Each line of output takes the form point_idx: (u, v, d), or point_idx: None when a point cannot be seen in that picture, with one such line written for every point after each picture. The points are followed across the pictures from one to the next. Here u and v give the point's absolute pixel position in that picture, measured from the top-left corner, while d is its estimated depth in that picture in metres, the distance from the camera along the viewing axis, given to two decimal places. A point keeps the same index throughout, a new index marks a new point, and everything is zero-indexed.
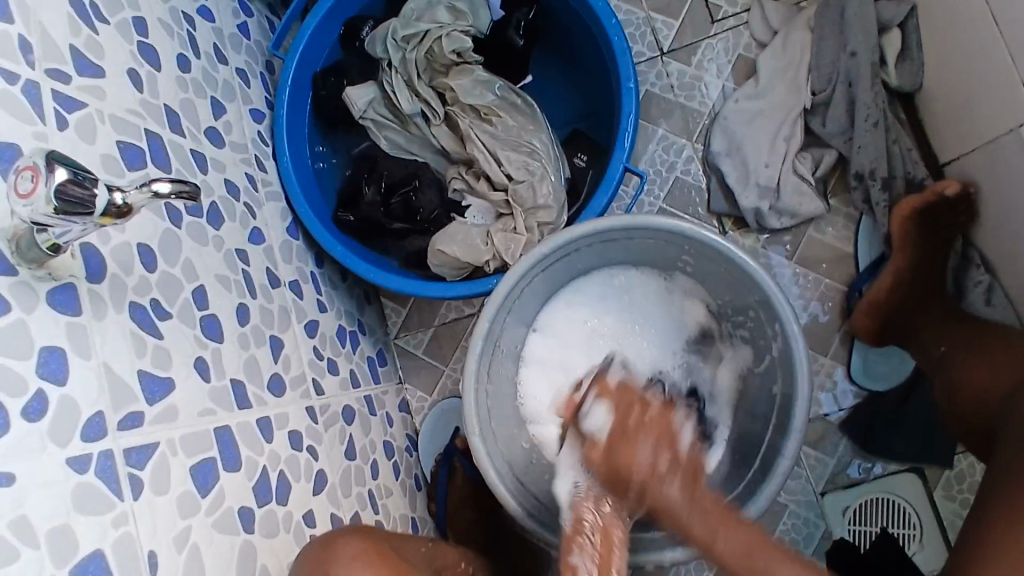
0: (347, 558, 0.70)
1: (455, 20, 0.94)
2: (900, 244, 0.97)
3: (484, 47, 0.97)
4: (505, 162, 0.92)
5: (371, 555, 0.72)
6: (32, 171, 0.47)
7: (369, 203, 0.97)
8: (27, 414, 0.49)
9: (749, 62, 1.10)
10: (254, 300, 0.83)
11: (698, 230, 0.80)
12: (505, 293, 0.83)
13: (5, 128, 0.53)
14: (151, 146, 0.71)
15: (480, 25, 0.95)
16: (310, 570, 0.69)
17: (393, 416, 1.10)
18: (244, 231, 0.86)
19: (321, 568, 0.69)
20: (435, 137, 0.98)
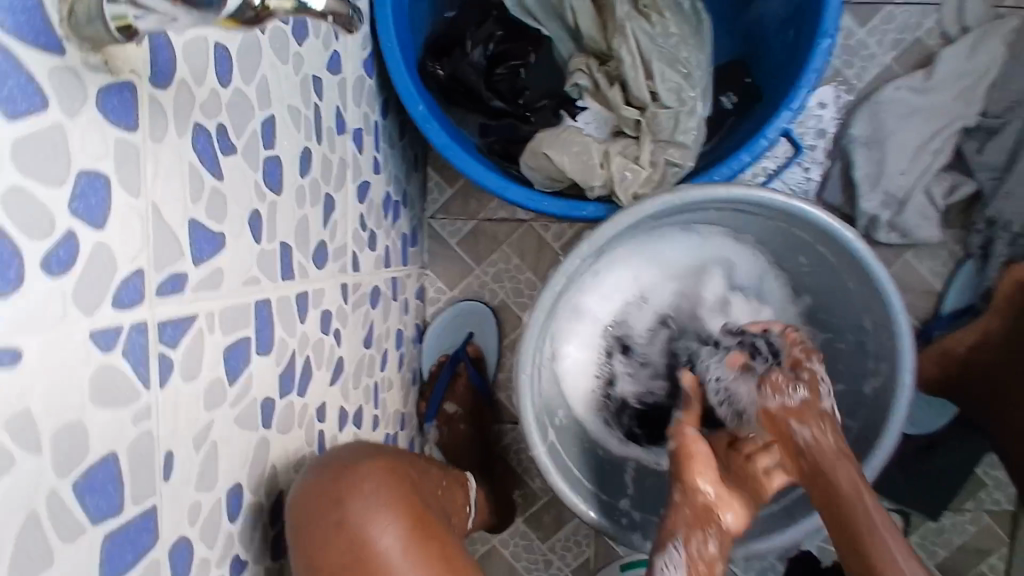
0: (362, 487, 0.56)
1: None
2: (1000, 307, 0.88)
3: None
4: (657, 78, 0.74)
5: (395, 493, 0.57)
6: None
7: (468, 62, 0.79)
8: (49, 264, 0.34)
9: (927, 45, 0.94)
10: (318, 147, 0.67)
11: (857, 242, 0.68)
12: (609, 233, 0.71)
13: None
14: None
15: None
16: (318, 501, 0.54)
17: (410, 303, 0.99)
18: (324, 54, 0.68)
19: (333, 506, 0.54)
20: (573, 11, 0.78)
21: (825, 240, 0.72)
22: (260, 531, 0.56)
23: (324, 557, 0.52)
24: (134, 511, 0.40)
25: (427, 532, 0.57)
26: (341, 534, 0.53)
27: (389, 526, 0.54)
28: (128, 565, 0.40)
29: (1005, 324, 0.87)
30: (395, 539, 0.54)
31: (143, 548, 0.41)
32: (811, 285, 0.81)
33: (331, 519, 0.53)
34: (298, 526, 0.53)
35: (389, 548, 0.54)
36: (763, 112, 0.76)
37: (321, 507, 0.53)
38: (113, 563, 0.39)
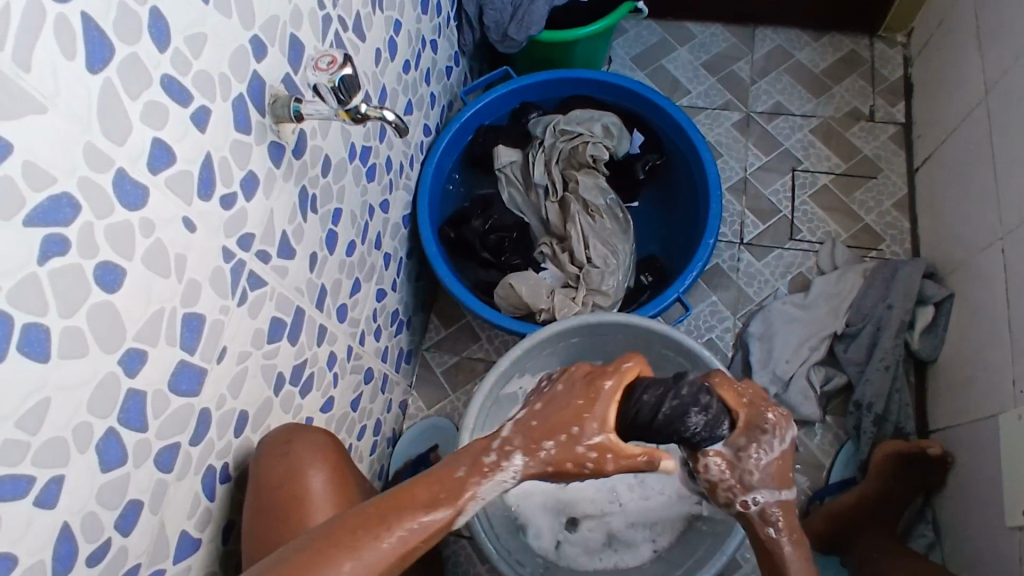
0: (305, 443, 0.72)
1: (604, 136, 1.19)
2: (873, 475, 1.08)
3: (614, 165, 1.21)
4: (592, 248, 1.11)
5: (329, 452, 0.73)
6: (332, 59, 0.69)
7: (472, 227, 1.17)
8: (222, 201, 0.66)
9: (805, 279, 1.30)
10: (362, 244, 1.01)
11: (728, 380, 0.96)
12: (538, 339, 1.00)
13: (303, 30, 0.76)
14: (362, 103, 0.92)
15: (618, 148, 1.20)
16: (273, 443, 0.71)
17: (393, 406, 1.22)
18: (381, 194, 1.06)
19: (281, 446, 0.71)
20: (546, 209, 1.19)
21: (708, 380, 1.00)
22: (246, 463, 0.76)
23: (264, 480, 0.68)
24: (197, 360, 0.65)
25: (345, 487, 0.73)
26: (280, 464, 0.69)
27: (317, 471, 0.70)
28: (182, 391, 0.63)
29: (877, 487, 1.06)
30: (320, 483, 0.70)
31: (191, 390, 0.65)
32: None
33: (278, 453, 0.70)
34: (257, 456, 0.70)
35: (314, 488, 0.69)
36: (666, 288, 1.11)
37: (273, 445, 0.71)
38: (177, 383, 0.63)
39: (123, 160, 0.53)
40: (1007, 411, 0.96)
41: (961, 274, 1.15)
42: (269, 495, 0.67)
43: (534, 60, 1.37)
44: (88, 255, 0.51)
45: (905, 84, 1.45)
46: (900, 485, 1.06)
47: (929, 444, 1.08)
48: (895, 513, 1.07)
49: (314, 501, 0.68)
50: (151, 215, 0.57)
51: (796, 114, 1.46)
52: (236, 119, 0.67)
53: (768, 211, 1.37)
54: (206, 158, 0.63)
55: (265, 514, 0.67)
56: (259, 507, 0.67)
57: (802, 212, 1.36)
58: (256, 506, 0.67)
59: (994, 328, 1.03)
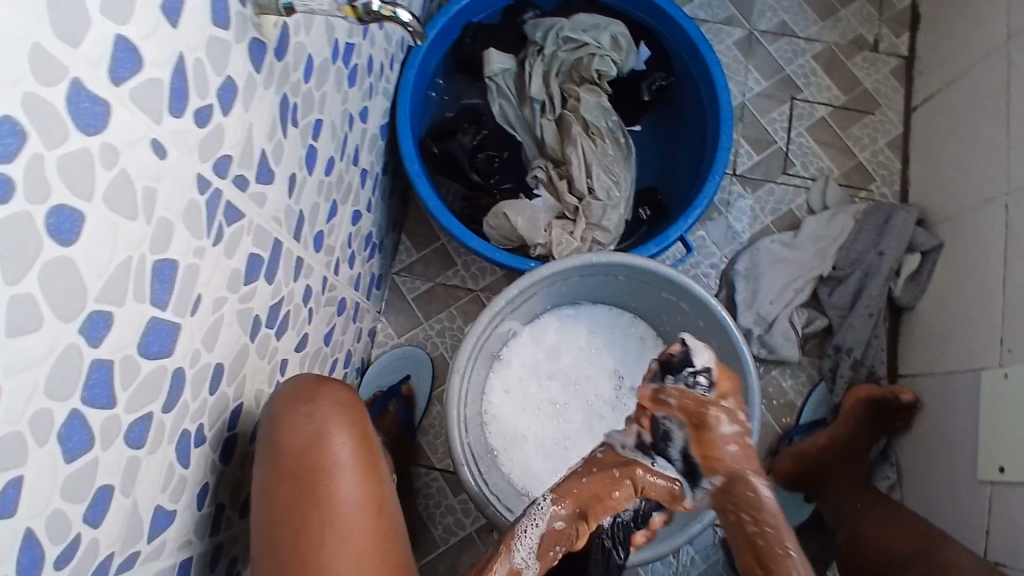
0: (331, 401, 0.64)
1: (612, 48, 1.06)
2: (845, 417, 1.09)
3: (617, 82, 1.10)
4: (594, 178, 1.02)
5: (357, 412, 0.65)
6: None
7: (460, 143, 1.05)
8: (197, 116, 0.52)
9: (794, 217, 1.26)
10: (340, 161, 0.87)
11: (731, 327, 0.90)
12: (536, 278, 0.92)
13: None
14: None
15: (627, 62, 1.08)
16: (293, 400, 0.64)
17: (363, 334, 1.13)
18: (361, 101, 0.91)
19: (303, 405, 0.63)
20: (541, 127, 1.06)
21: (710, 326, 0.94)
22: (221, 422, 0.66)
23: (285, 442, 0.61)
24: (170, 316, 0.53)
25: (374, 451, 0.64)
26: (303, 427, 0.61)
27: (343, 434, 0.62)
28: (154, 353, 0.52)
29: (849, 431, 1.07)
30: (345, 448, 0.62)
31: (164, 351, 0.54)
32: None
33: (299, 413, 0.62)
34: (275, 414, 0.62)
35: (339, 455, 0.61)
36: (667, 225, 1.04)
37: (293, 403, 0.63)
38: (148, 344, 0.51)
39: (81, 67, 0.39)
40: (989, 369, 0.98)
41: (951, 224, 1.14)
42: (289, 458, 0.60)
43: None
44: (38, 198, 0.38)
45: (911, 15, 1.37)
46: (871, 428, 1.08)
47: (903, 391, 1.09)
48: (863, 455, 1.08)
49: (339, 470, 0.61)
50: (114, 138, 0.43)
51: (800, 37, 1.36)
52: (213, 7, 0.51)
53: (763, 141, 1.31)
54: (179, 61, 0.48)
55: (286, 483, 0.60)
56: (275, 469, 0.60)
57: (797, 145, 1.31)
58: (273, 470, 0.60)
59: (985, 284, 1.03)
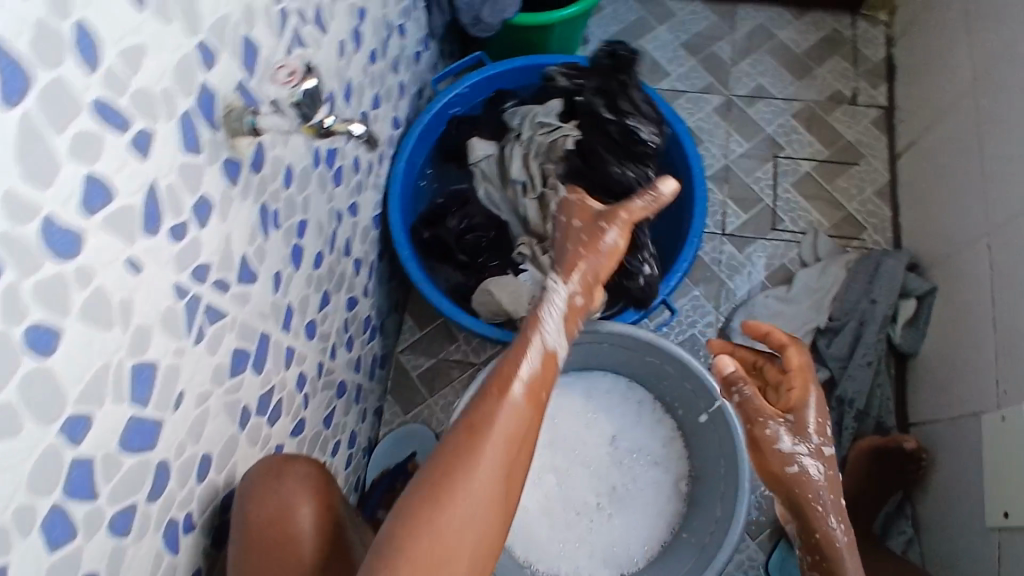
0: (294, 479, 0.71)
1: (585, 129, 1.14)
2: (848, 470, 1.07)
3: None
4: None
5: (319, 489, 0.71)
6: (291, 73, 0.70)
7: (447, 228, 1.13)
8: (171, 232, 0.59)
9: (787, 271, 1.28)
10: (329, 254, 0.94)
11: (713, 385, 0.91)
12: None
13: (258, 29, 0.69)
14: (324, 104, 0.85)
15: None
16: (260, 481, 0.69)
17: (368, 415, 1.17)
18: (349, 198, 0.99)
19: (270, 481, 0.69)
20: (523, 206, 1.11)
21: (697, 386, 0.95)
22: (210, 508, 0.70)
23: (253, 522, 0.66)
24: (151, 412, 0.59)
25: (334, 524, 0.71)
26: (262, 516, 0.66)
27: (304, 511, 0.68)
28: (135, 448, 0.57)
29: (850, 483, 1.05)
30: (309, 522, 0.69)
31: (146, 444, 0.59)
32: (687, 426, 1.03)
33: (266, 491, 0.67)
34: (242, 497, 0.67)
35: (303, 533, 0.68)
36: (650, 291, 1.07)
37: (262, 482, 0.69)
38: (129, 440, 0.57)
39: (53, 205, 0.46)
40: (989, 413, 0.96)
41: (942, 267, 1.14)
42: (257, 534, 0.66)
43: (509, 47, 1.30)
44: (14, 321, 0.44)
45: (886, 67, 1.42)
46: (879, 481, 1.05)
47: (905, 438, 1.07)
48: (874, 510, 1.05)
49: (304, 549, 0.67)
50: (89, 261, 0.50)
51: (777, 98, 1.41)
52: (183, 137, 0.59)
53: (749, 199, 1.34)
54: (150, 189, 0.56)
55: (254, 556, 0.67)
56: (245, 544, 0.66)
57: (784, 201, 1.34)
58: (242, 553, 0.67)
59: (980, 326, 1.02)
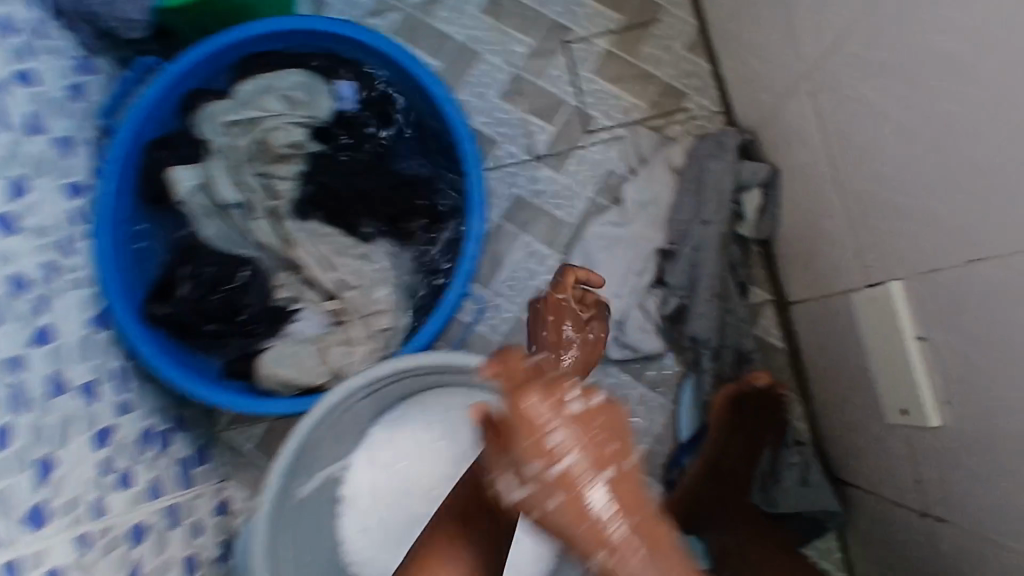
0: None
1: (286, 108, 0.93)
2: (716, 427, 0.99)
3: (318, 135, 0.95)
4: (340, 267, 0.92)
5: None
6: None
7: (178, 299, 0.88)
8: None
9: (615, 178, 1.10)
10: (25, 416, 0.70)
11: None
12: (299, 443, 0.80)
13: None
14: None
15: (317, 112, 0.94)
16: None
17: (205, 522, 1.00)
18: (21, 332, 0.73)
19: None
20: (257, 233, 0.92)
21: None
22: None
23: None
24: None
25: None
26: None
27: None
28: None
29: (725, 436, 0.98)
30: None
31: None
32: None
33: None
34: None
35: None
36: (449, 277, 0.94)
37: None
38: None
39: None
40: (857, 290, 0.81)
41: (772, 133, 0.97)
42: None
43: (200, 27, 1.00)
44: None
45: None
46: (752, 416, 0.98)
47: (756, 376, 0.99)
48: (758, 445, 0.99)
49: None
50: None
51: None
52: None
53: (551, 106, 1.13)
54: None
55: None
56: None
57: (590, 94, 1.13)
58: None
59: (822, 188, 0.85)
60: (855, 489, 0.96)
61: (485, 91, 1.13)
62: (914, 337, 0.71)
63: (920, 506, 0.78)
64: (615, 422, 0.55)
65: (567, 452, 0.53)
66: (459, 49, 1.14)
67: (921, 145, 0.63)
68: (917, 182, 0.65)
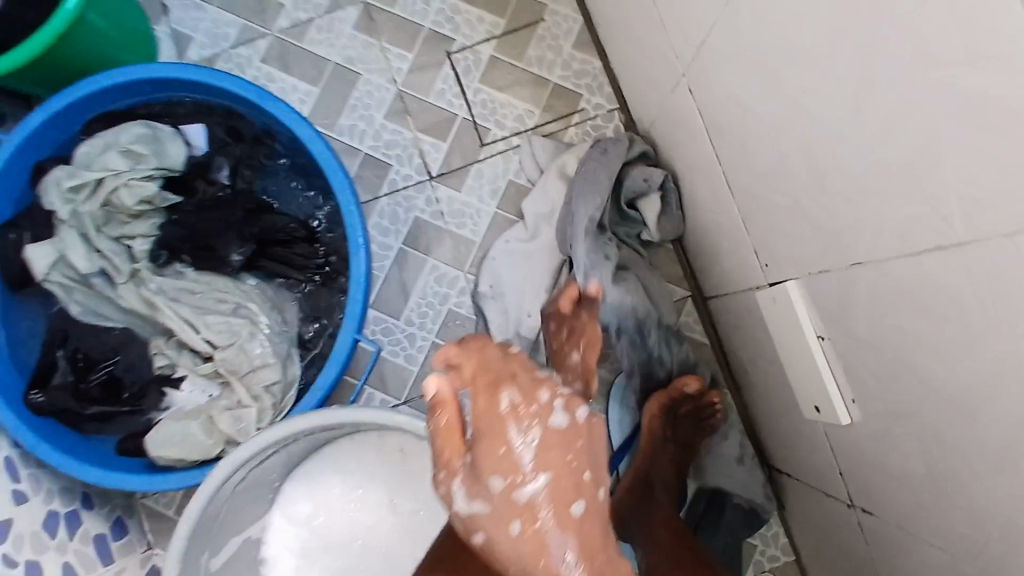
0: None
1: (134, 162, 0.82)
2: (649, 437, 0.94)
3: (175, 188, 0.86)
4: (204, 327, 0.82)
5: None
6: None
7: (58, 388, 0.81)
8: None
9: (517, 190, 1.06)
10: None
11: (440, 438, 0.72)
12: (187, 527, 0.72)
13: None
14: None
15: (170, 162, 0.84)
16: None
17: None
18: None
19: None
20: (124, 299, 0.84)
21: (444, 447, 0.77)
22: None
23: None
24: None
25: None
26: None
27: None
28: None
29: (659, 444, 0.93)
30: None
31: None
32: None
33: None
34: None
35: None
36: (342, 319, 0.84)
37: None
38: None
39: None
40: (759, 288, 0.78)
41: (662, 123, 0.94)
42: None
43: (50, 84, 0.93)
44: None
45: None
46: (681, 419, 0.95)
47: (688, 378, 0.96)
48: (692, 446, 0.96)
49: None
50: None
51: None
52: None
53: (442, 122, 1.07)
54: None
55: None
56: None
57: (481, 105, 1.08)
58: None
59: (716, 185, 0.82)
60: (790, 479, 0.90)
61: (371, 113, 1.07)
62: (816, 337, 0.68)
63: (846, 498, 0.73)
64: (595, 456, 0.50)
65: (543, 472, 0.48)
66: (339, 71, 1.08)
67: (788, 144, 0.60)
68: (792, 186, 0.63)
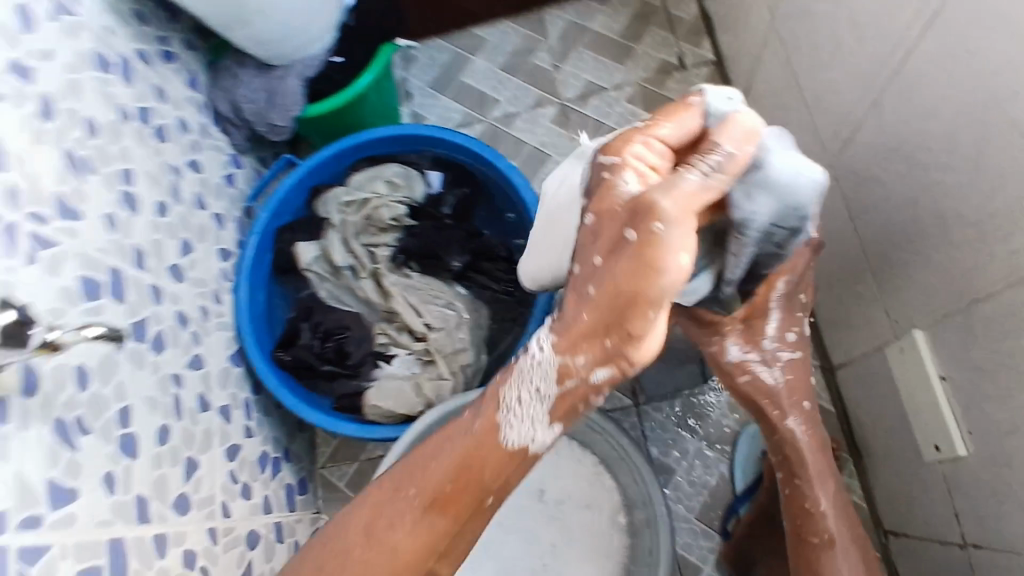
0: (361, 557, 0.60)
1: (391, 190, 1.13)
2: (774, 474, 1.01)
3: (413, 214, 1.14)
4: (424, 313, 1.07)
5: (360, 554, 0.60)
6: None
7: (303, 345, 1.07)
8: None
9: None
10: (178, 422, 0.88)
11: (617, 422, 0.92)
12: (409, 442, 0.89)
13: None
14: (84, 284, 0.75)
15: (414, 195, 1.14)
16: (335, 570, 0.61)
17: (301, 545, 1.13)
18: (183, 356, 0.93)
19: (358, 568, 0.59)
20: (363, 290, 1.10)
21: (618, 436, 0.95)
22: None
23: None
24: None
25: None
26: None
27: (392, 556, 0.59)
28: None
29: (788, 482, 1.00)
30: None
31: None
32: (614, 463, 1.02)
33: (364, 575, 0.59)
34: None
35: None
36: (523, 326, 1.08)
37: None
38: None
39: None
40: (889, 344, 0.91)
41: None
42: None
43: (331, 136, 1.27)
44: None
45: (705, 22, 1.42)
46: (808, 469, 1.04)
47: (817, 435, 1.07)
48: None
49: None
50: None
51: (608, 88, 1.39)
52: None
53: None
54: None
55: None
56: None
57: None
58: None
59: (848, 255, 0.95)
60: (896, 539, 0.98)
61: None
62: (938, 378, 0.80)
63: (959, 539, 0.83)
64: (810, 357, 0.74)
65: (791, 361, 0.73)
66: (534, 151, 1.36)
67: (926, 211, 0.76)
68: (927, 245, 0.78)
